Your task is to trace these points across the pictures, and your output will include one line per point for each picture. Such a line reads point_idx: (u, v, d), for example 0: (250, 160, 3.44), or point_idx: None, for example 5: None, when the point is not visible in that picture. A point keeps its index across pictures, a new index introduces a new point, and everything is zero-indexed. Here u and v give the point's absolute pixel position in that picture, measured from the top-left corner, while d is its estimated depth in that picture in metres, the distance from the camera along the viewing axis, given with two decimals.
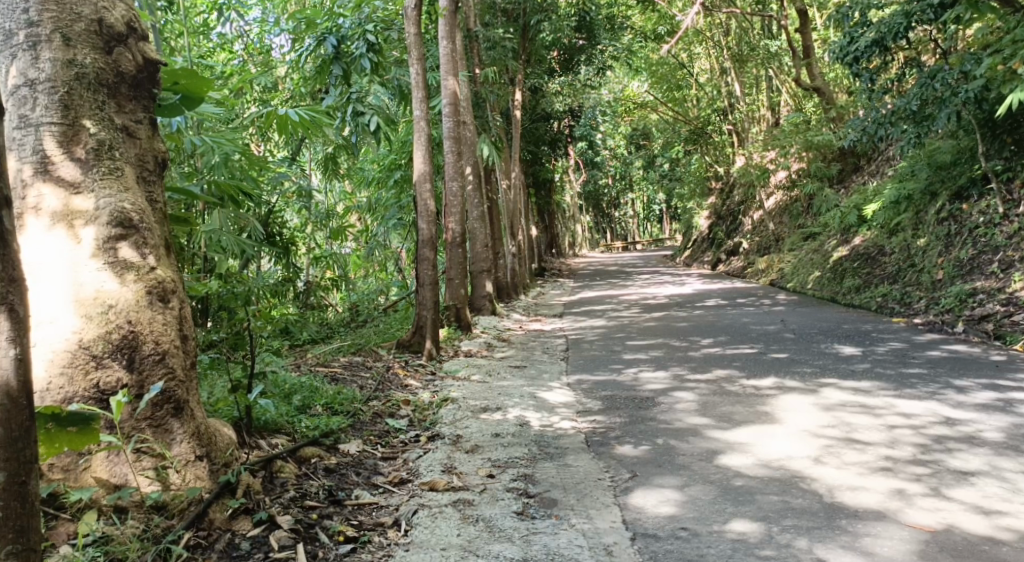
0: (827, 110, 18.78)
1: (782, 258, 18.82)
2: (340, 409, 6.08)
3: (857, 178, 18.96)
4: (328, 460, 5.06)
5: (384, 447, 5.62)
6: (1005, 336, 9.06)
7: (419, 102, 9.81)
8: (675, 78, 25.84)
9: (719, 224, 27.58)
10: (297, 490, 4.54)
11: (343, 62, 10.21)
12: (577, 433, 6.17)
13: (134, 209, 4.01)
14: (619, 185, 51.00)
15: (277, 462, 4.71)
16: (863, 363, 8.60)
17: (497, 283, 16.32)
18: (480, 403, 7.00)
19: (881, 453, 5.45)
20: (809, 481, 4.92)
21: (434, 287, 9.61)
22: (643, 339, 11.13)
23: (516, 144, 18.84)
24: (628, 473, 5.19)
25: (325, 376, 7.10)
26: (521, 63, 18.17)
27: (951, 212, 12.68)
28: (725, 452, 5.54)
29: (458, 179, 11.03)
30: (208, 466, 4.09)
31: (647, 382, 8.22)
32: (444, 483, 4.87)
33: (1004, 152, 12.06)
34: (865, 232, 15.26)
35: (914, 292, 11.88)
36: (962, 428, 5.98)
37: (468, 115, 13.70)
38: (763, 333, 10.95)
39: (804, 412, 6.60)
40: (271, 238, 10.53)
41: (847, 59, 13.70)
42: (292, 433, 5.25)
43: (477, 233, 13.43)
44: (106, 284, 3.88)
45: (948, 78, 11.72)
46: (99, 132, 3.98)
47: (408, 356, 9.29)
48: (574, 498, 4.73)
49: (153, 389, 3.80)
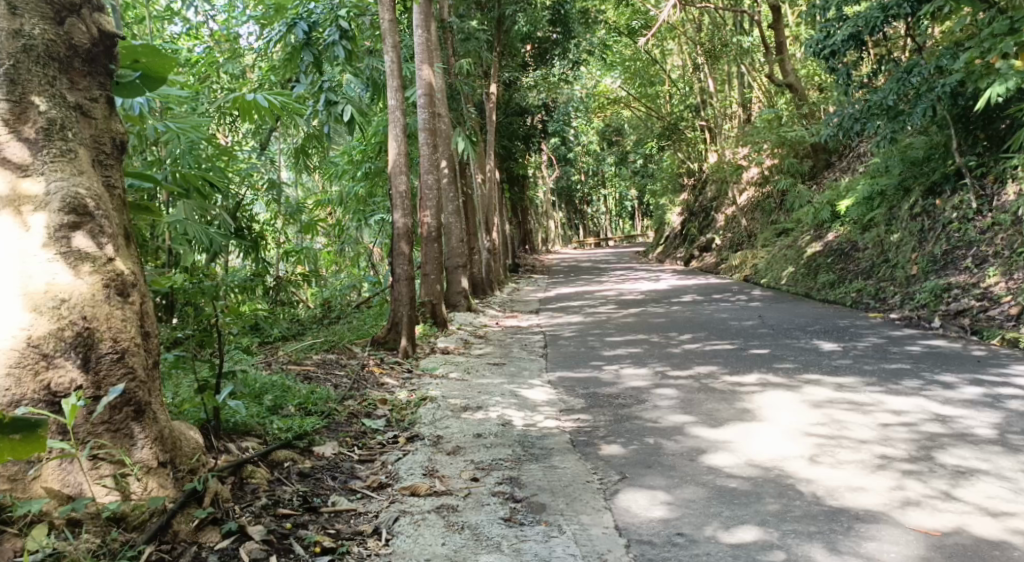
0: (800, 106, 18.71)
1: (756, 254, 18.70)
2: (314, 409, 5.80)
3: (830, 174, 18.90)
4: (302, 464, 4.78)
5: (361, 450, 5.34)
6: (983, 331, 8.96)
7: (395, 92, 9.52)
8: (648, 74, 25.64)
9: (690, 221, 27.44)
10: (269, 496, 4.26)
11: (313, 48, 9.90)
12: (561, 432, 5.93)
13: (89, 195, 3.71)
14: (592, 181, 50.83)
15: (247, 467, 4.42)
16: (844, 358, 8.45)
17: (472, 279, 16.03)
18: (459, 401, 6.75)
19: (875, 451, 5.28)
20: (805, 482, 4.72)
21: (410, 283, 9.32)
22: (621, 335, 10.92)
23: (490, 138, 18.49)
24: (617, 475, 4.96)
25: (298, 375, 6.81)
26: (496, 55, 17.84)
27: (925, 206, 12.55)
28: (714, 451, 5.33)
29: (434, 172, 10.72)
30: (171, 473, 3.81)
31: (628, 379, 8.00)
32: (425, 487, 4.61)
33: (976, 148, 11.94)
34: (838, 228, 15.13)
35: (888, 287, 11.79)
36: (953, 425, 5.82)
37: (442, 107, 13.40)
38: (741, 329, 10.80)
39: (792, 409, 6.42)
40: (240, 232, 10.24)
41: (823, 53, 13.51)
42: (263, 434, 4.95)
43: (452, 227, 13.14)
44: (58, 276, 3.57)
45: (924, 72, 11.49)
46: (50, 110, 3.68)
47: (383, 353, 9.03)
48: (563, 502, 4.49)
49: (111, 391, 3.50)
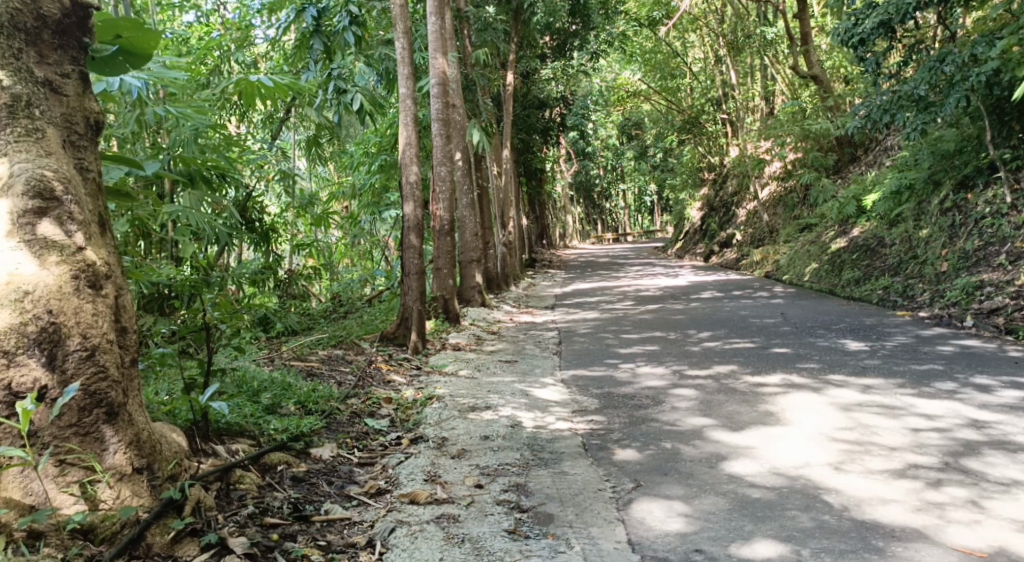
0: (825, 99, 18.27)
1: (778, 249, 18.30)
2: (313, 408, 5.55)
3: (855, 168, 18.44)
4: (297, 468, 4.53)
5: (361, 452, 5.09)
6: (1018, 331, 8.59)
7: (406, 80, 9.25)
8: (668, 67, 25.20)
9: (710, 215, 26.99)
10: (257, 504, 4.02)
11: (323, 35, 9.60)
12: (573, 435, 5.64)
13: (56, 178, 3.46)
14: (611, 176, 50.39)
15: (236, 471, 4.18)
16: (873, 358, 8.10)
17: (487, 274, 15.73)
18: (467, 401, 6.47)
19: (907, 459, 4.95)
20: (833, 493, 4.40)
21: (421, 277, 9.05)
22: (638, 332, 10.60)
23: (508, 130, 18.15)
24: (630, 482, 4.67)
25: (301, 372, 6.57)
26: (513, 46, 17.53)
27: (956, 201, 12.15)
28: (734, 457, 5.03)
29: (446, 164, 10.41)
30: (147, 480, 3.56)
31: (645, 378, 7.69)
32: (426, 495, 4.34)
33: (1011, 139, 11.52)
34: (864, 223, 14.74)
35: (916, 285, 11.40)
36: (990, 432, 5.48)
37: (457, 98, 13.12)
38: (762, 327, 10.46)
39: (817, 413, 6.09)
40: (250, 225, 10.02)
41: (851, 41, 13.09)
42: (256, 435, 4.70)
43: (467, 221, 12.83)
44: (22, 266, 3.33)
45: (958, 59, 11.02)
46: (15, 86, 3.44)
47: (391, 349, 8.78)
48: (572, 513, 4.20)
49: (70, 391, 3.23)
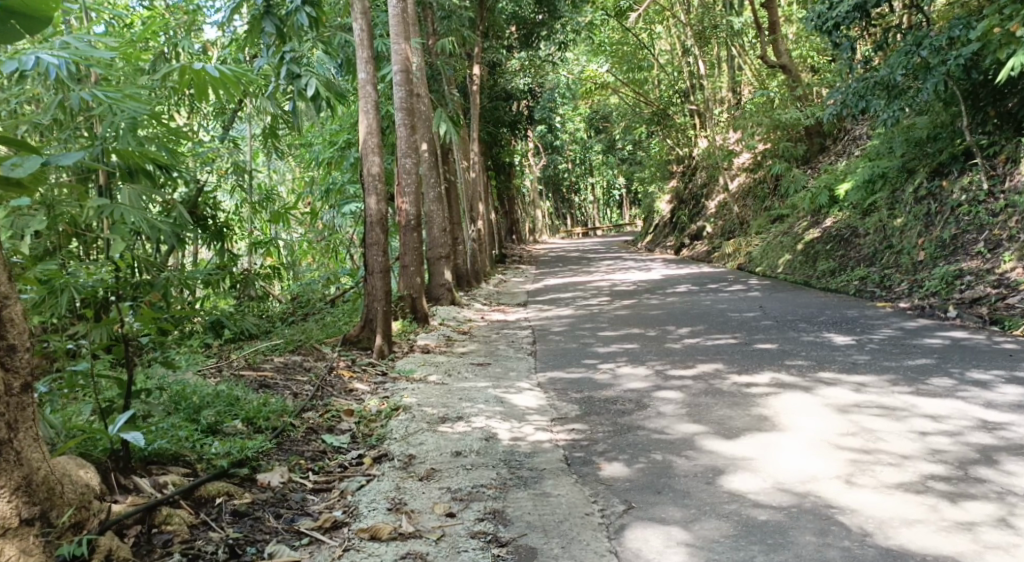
0: (794, 88, 17.83)
1: (749, 241, 17.85)
2: (263, 426, 4.97)
3: (824, 158, 18.07)
4: (239, 500, 3.99)
5: (318, 474, 4.54)
6: (1004, 321, 8.19)
7: (365, 64, 8.58)
8: (636, 59, 24.24)
9: (680, 208, 26.59)
10: (184, 549, 3.53)
11: (275, 17, 8.78)
12: (553, 448, 5.10)
13: None
14: (579, 169, 49.85)
15: (163, 509, 3.70)
16: (861, 353, 7.64)
17: (455, 271, 15.13)
18: (436, 411, 5.89)
19: (923, 467, 4.46)
20: (848, 513, 3.91)
21: (385, 276, 8.46)
22: (614, 329, 10.07)
23: (475, 123, 17.56)
24: (621, 504, 4.13)
25: (253, 383, 5.96)
26: (478, 34, 16.91)
27: (930, 189, 11.74)
28: (732, 470, 4.53)
29: (412, 156, 9.73)
30: (40, 534, 3.03)
31: (625, 379, 7.16)
32: (388, 530, 3.82)
33: (986, 126, 11.10)
34: (836, 212, 14.32)
35: (894, 274, 11.01)
36: (1004, 434, 5.00)
37: (423, 87, 12.51)
38: (741, 321, 9.99)
39: (814, 415, 5.60)
40: (202, 224, 9.37)
41: (826, 26, 12.45)
42: (192, 462, 4.18)
43: (434, 216, 12.23)
44: None
45: (934, 43, 10.49)
46: None
47: (354, 354, 8.21)
48: (558, 546, 3.69)
49: None
